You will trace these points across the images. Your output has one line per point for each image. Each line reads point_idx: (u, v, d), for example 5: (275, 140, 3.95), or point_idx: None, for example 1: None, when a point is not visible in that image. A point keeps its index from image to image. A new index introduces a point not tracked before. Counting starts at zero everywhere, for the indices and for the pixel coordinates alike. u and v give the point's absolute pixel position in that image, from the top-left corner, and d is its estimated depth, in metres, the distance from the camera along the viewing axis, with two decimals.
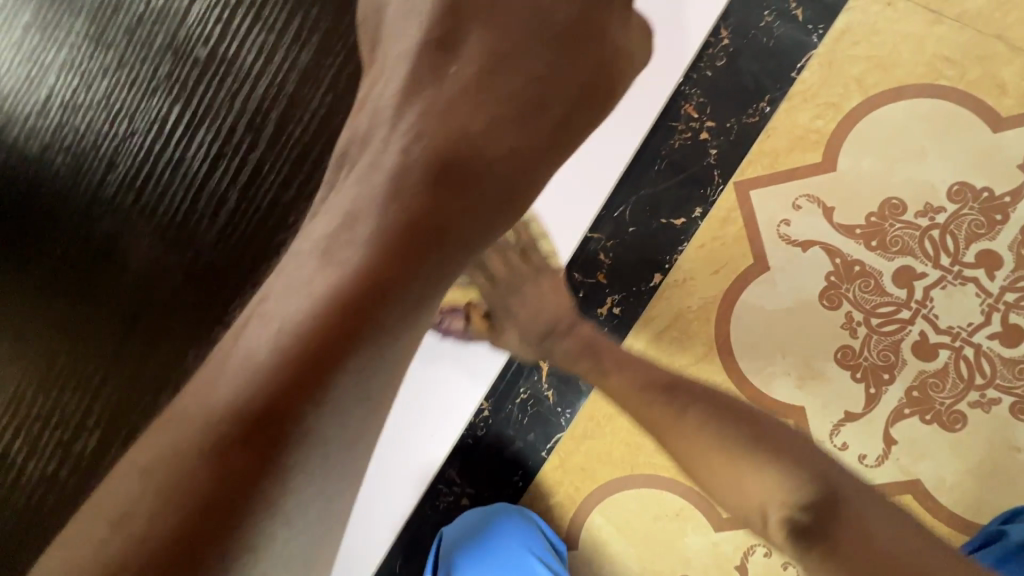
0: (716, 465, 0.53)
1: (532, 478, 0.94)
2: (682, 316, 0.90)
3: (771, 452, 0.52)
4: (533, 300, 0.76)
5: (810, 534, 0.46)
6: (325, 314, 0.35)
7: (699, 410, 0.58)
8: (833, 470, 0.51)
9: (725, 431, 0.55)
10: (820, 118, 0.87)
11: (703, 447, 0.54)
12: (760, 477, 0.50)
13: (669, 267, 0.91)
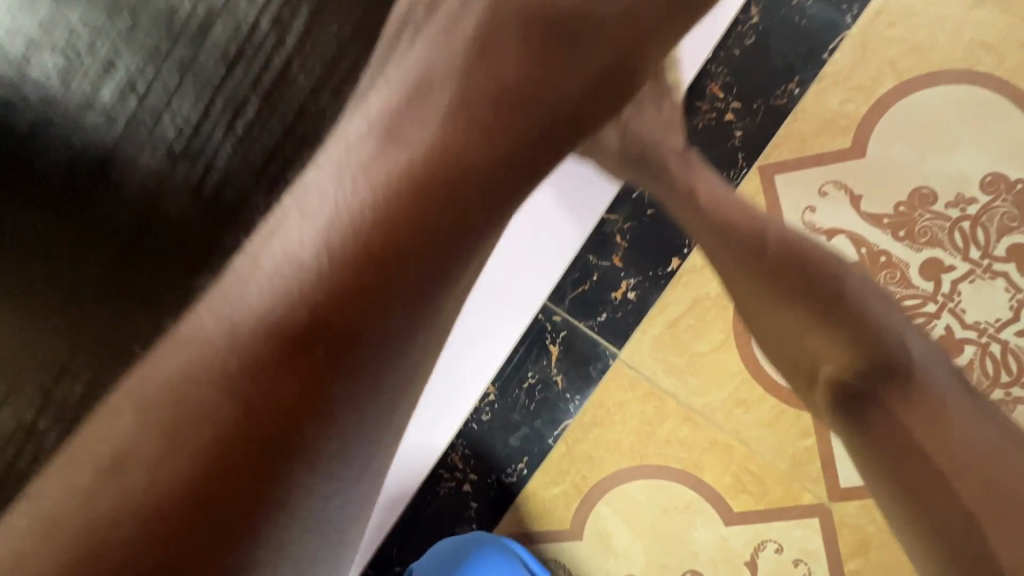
0: (786, 329, 0.63)
1: (537, 465, 0.91)
2: (699, 302, 0.87)
3: (839, 324, 0.60)
4: (648, 121, 0.75)
5: (855, 397, 0.56)
6: (453, 163, 0.42)
7: (773, 281, 0.64)
8: (897, 344, 0.58)
9: (800, 299, 0.62)
10: (850, 102, 0.84)
11: (775, 311, 0.64)
12: (823, 338, 0.60)
13: (688, 251, 0.87)
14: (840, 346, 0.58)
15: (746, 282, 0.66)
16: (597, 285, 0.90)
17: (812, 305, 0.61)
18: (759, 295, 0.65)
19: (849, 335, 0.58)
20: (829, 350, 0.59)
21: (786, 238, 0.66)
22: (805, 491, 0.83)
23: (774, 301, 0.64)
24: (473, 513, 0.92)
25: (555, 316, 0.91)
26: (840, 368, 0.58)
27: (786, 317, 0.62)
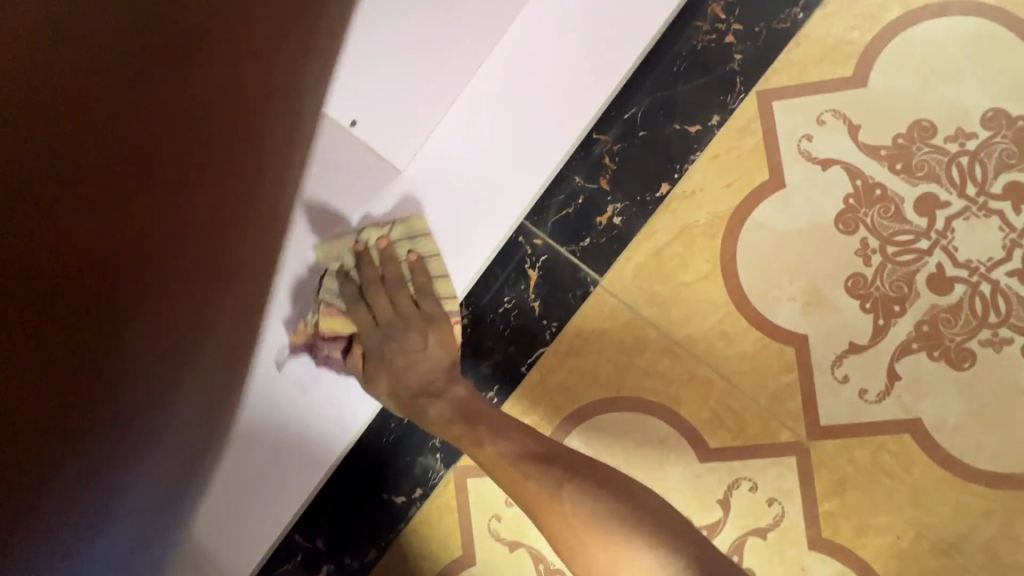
0: (592, 544, 0.62)
1: (508, 394, 0.86)
2: (687, 231, 0.83)
3: (631, 525, 0.63)
4: (407, 356, 0.77)
5: None
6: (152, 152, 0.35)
7: (570, 488, 0.66)
8: (713, 559, 0.62)
9: (599, 509, 0.64)
10: (856, 28, 0.81)
11: (578, 526, 0.63)
12: (635, 556, 0.60)
13: (678, 177, 0.84)
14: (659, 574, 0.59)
15: (554, 507, 0.65)
16: (582, 208, 0.86)
17: (627, 514, 0.64)
18: (584, 552, 0.62)
19: (655, 543, 0.61)
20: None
21: (573, 466, 0.68)
22: (784, 428, 0.80)
23: (585, 535, 0.63)
24: (437, 442, 0.87)
25: (535, 240, 0.86)
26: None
27: (597, 549, 0.62)
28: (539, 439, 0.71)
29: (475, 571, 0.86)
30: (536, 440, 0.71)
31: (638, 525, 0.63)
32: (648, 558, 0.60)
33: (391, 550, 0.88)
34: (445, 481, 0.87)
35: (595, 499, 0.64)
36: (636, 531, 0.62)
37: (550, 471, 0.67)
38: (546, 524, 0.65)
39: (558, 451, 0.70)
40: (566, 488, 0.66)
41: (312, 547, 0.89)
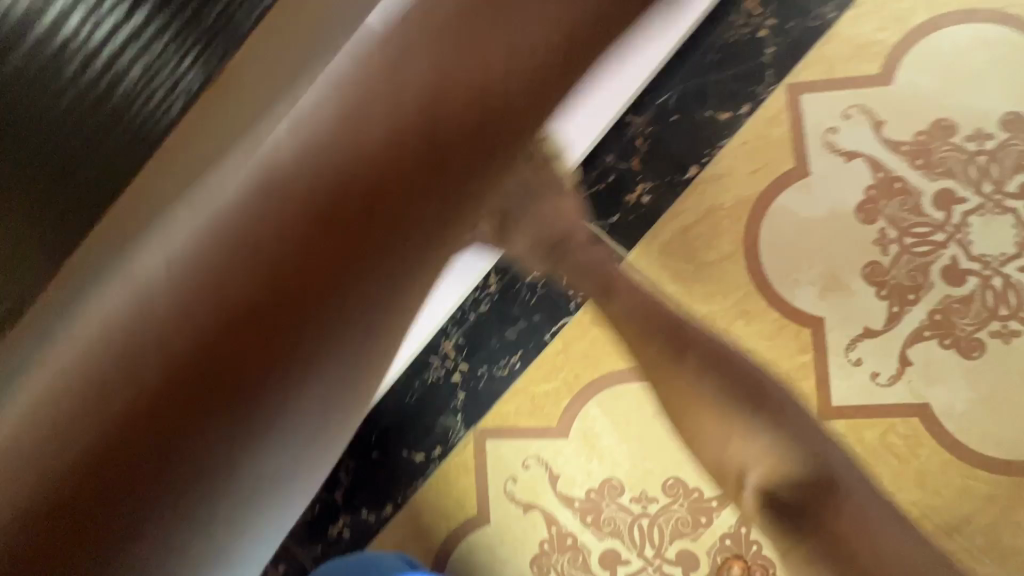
0: (706, 420, 0.62)
1: (531, 360, 0.89)
2: (713, 212, 0.87)
3: (755, 407, 0.61)
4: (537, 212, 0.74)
5: (794, 509, 0.57)
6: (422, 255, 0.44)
7: (698, 355, 0.65)
8: (830, 448, 0.61)
9: (724, 380, 0.63)
10: (884, 30, 0.85)
11: (699, 396, 0.62)
12: (754, 438, 0.59)
13: (707, 161, 0.87)
14: (769, 459, 0.58)
15: (672, 368, 0.66)
16: (612, 187, 0.89)
17: (747, 400, 0.61)
18: (696, 418, 0.63)
19: (777, 424, 0.60)
20: (753, 458, 0.59)
21: (704, 343, 0.67)
22: None
23: (699, 405, 0.62)
24: (459, 403, 0.90)
25: None
26: (766, 475, 0.58)
27: (711, 418, 0.61)
28: (667, 318, 0.70)
29: (488, 531, 0.88)
30: (653, 310, 0.72)
31: (757, 406, 0.61)
32: (766, 441, 0.58)
33: (406, 506, 0.91)
34: (464, 442, 0.90)
35: (724, 375, 0.63)
36: (754, 410, 0.61)
37: (676, 345, 0.66)
38: (664, 389, 0.66)
39: (683, 328, 0.68)
40: (692, 357, 0.65)
41: (329, 499, 0.92)
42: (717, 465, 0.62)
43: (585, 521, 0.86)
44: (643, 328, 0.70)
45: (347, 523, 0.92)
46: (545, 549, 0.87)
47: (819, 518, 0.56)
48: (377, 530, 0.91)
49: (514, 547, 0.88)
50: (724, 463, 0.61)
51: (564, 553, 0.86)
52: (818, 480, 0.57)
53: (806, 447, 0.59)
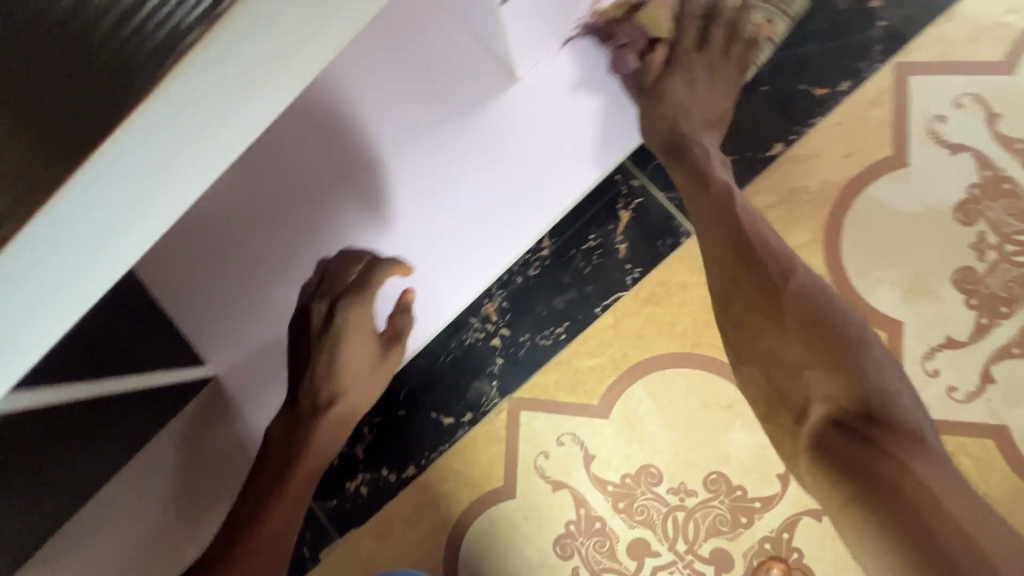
0: (781, 353, 0.59)
1: (577, 332, 0.84)
2: (794, 195, 0.80)
3: (839, 352, 0.57)
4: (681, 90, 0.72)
5: (866, 446, 0.52)
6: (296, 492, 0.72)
7: (786, 289, 0.61)
8: (906, 407, 0.56)
9: (816, 325, 0.59)
10: (1014, 12, 0.76)
11: (781, 327, 0.60)
12: (831, 377, 0.56)
13: (794, 138, 0.80)
14: (842, 391, 0.56)
15: (758, 298, 0.62)
16: None
17: (827, 345, 0.58)
18: (773, 339, 0.60)
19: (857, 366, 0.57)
20: (828, 391, 0.56)
21: (809, 278, 0.63)
22: None
23: (782, 326, 0.60)
24: (496, 369, 0.85)
25: (633, 180, 0.83)
26: (834, 405, 0.56)
27: (795, 335, 0.59)
28: (777, 244, 0.65)
29: (512, 505, 0.84)
30: (757, 239, 0.64)
31: (838, 350, 0.57)
32: (833, 380, 0.56)
33: (428, 469, 0.87)
34: (497, 410, 0.85)
35: (820, 306, 0.60)
36: (833, 350, 0.57)
37: (760, 279, 0.62)
38: (745, 296, 0.63)
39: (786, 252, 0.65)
40: (794, 284, 0.61)
41: (350, 454, 0.88)
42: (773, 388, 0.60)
43: (616, 507, 0.81)
44: (734, 257, 0.65)
45: (365, 480, 0.88)
46: (571, 531, 0.82)
47: (899, 460, 0.51)
48: (397, 491, 0.87)
49: (537, 525, 0.83)
50: (789, 389, 0.59)
51: (590, 537, 0.82)
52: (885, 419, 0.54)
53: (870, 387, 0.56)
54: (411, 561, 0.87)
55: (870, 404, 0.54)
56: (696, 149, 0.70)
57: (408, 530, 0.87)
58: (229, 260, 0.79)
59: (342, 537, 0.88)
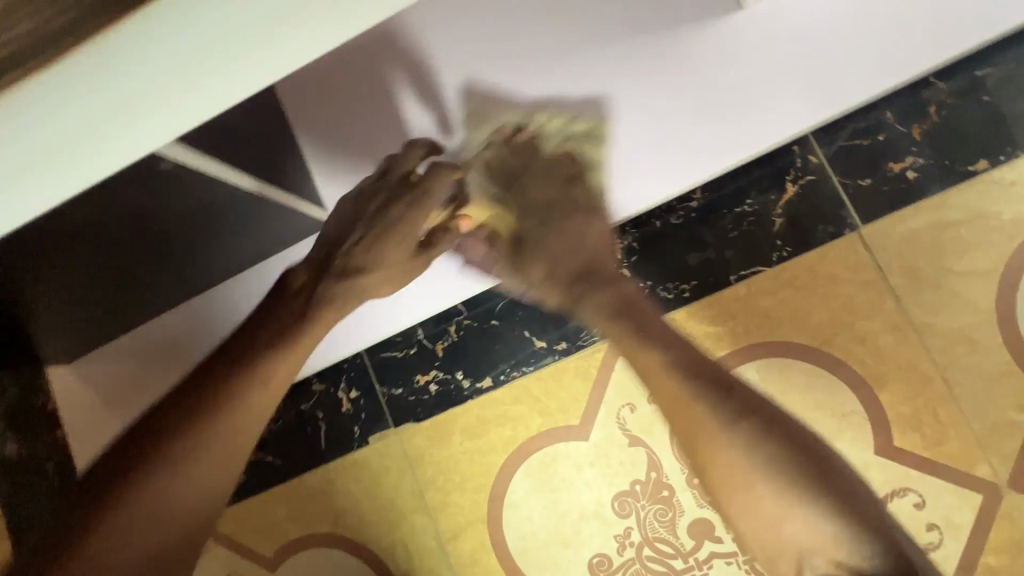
0: (732, 491, 0.56)
1: (702, 295, 0.79)
2: (984, 219, 0.73)
3: (808, 487, 0.54)
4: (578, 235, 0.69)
5: None
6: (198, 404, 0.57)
7: (743, 426, 0.57)
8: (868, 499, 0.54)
9: (773, 459, 0.55)
10: None
11: (737, 467, 0.56)
12: (801, 512, 0.53)
13: (1003, 159, 0.73)
14: (818, 537, 0.52)
15: (710, 429, 0.58)
16: (878, 148, 0.76)
17: (781, 473, 0.55)
18: (748, 499, 0.55)
19: (848, 515, 0.52)
20: (806, 537, 0.53)
21: (761, 408, 0.59)
22: (984, 462, 0.71)
23: (741, 474, 0.56)
24: None
25: (810, 156, 0.77)
26: (832, 559, 0.51)
27: (764, 496, 0.55)
28: (703, 366, 0.62)
29: (581, 448, 0.80)
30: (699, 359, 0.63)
31: (806, 475, 0.54)
32: (812, 519, 0.53)
33: (504, 386, 0.83)
34: (595, 348, 0.81)
35: (778, 450, 0.56)
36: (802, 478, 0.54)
37: (722, 396, 0.59)
38: (695, 450, 0.59)
39: (736, 383, 0.61)
40: (746, 424, 0.57)
41: (429, 348, 0.85)
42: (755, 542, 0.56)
43: (690, 481, 0.78)
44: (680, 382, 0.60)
45: (436, 378, 0.85)
46: (635, 491, 0.79)
47: None
48: (466, 399, 0.84)
49: (601, 474, 0.79)
50: (774, 542, 0.54)
51: (653, 503, 0.78)
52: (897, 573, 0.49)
53: (857, 516, 0.53)
54: (461, 472, 0.83)
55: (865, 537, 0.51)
56: (600, 297, 0.67)
57: (466, 441, 0.83)
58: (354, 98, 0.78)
59: (397, 427, 0.85)
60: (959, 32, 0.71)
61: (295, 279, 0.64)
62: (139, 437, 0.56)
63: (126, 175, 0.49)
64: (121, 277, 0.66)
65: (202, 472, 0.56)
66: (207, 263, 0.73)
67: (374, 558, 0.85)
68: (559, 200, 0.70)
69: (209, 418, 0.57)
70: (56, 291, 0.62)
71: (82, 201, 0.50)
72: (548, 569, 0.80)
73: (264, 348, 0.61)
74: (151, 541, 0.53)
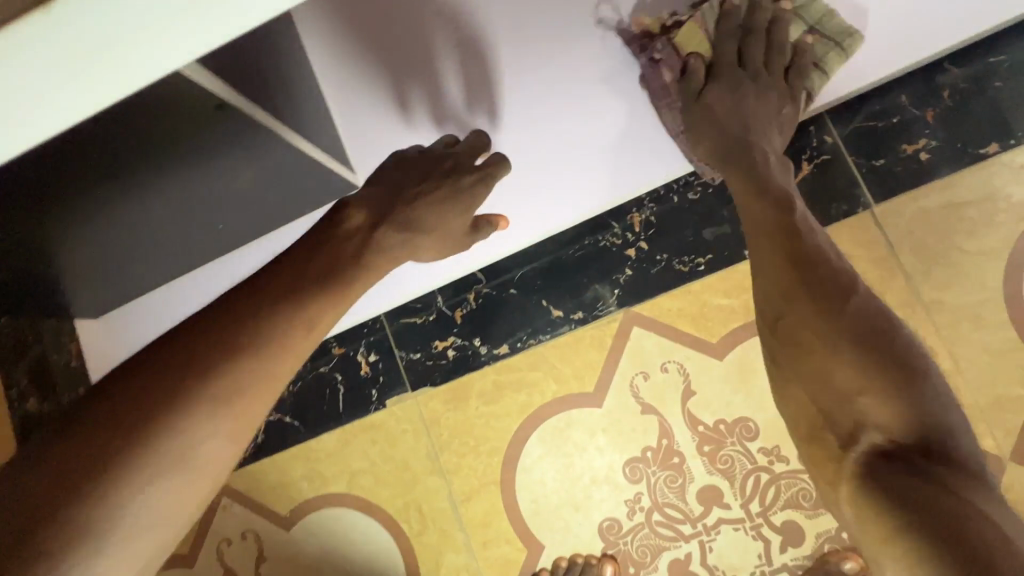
0: (809, 357, 0.54)
1: (717, 268, 0.81)
2: (993, 200, 0.76)
3: (894, 378, 0.51)
4: (753, 103, 0.68)
5: (909, 469, 0.47)
6: (217, 343, 0.47)
7: (852, 307, 0.54)
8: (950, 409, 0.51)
9: (864, 339, 0.52)
10: None
11: (827, 334, 0.53)
12: (876, 395, 0.51)
13: (1013, 143, 0.76)
14: (889, 416, 0.50)
15: (814, 305, 0.54)
16: (892, 130, 0.78)
17: (871, 356, 0.51)
18: (823, 368, 0.53)
19: (919, 404, 0.50)
20: (880, 417, 0.50)
21: (867, 302, 0.54)
22: (988, 436, 0.73)
23: (828, 343, 0.53)
24: (622, 279, 0.83)
25: (825, 137, 0.79)
26: (886, 432, 0.50)
27: (846, 371, 0.52)
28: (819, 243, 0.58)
29: (595, 414, 0.82)
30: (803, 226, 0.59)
31: (884, 362, 0.51)
32: (888, 397, 0.50)
33: (521, 352, 0.85)
34: (610, 318, 0.83)
35: (868, 330, 0.52)
36: (886, 365, 0.51)
37: (830, 281, 0.55)
38: (786, 322, 0.56)
39: (842, 269, 0.56)
40: (849, 306, 0.54)
41: (447, 315, 0.87)
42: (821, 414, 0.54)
43: (701, 449, 0.80)
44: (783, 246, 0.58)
45: (454, 344, 0.86)
46: (646, 457, 0.81)
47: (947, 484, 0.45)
48: (483, 364, 0.86)
49: (614, 440, 0.81)
50: (837, 411, 0.53)
51: (664, 469, 0.80)
52: (937, 453, 0.48)
53: (928, 414, 0.50)
54: (476, 435, 0.85)
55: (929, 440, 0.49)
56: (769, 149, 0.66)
57: (482, 406, 0.85)
58: (394, 62, 0.80)
59: (414, 391, 0.87)
60: (969, 17, 0.73)
61: (353, 218, 0.59)
62: (127, 395, 0.43)
63: (187, 114, 0.51)
64: (141, 228, 0.66)
65: (213, 450, 0.45)
66: (243, 223, 0.75)
67: (387, 517, 0.86)
68: (756, 78, 0.69)
69: (232, 365, 0.46)
70: (101, 233, 0.64)
71: (145, 138, 0.52)
72: (559, 532, 0.82)
73: (295, 281, 0.52)
74: (139, 544, 0.41)
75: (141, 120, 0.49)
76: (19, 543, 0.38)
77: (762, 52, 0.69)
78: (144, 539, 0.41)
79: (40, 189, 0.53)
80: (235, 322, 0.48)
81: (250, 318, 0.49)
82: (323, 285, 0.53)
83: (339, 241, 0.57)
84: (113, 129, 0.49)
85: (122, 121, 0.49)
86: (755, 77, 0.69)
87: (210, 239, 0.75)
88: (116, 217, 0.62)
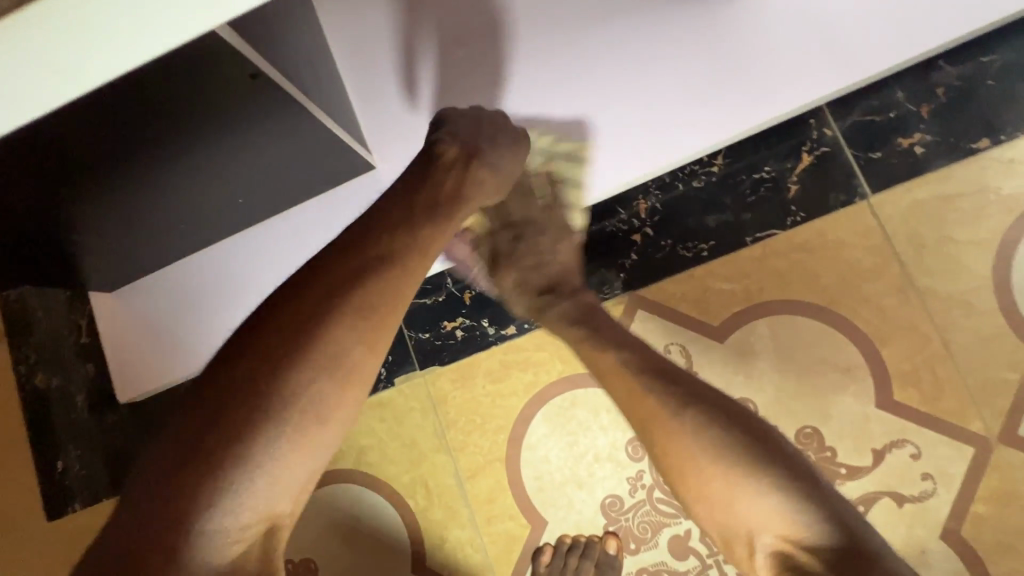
0: (686, 472, 0.54)
1: (720, 254, 0.84)
2: (984, 193, 0.79)
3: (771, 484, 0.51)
4: (537, 248, 0.77)
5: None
6: (288, 346, 0.46)
7: (698, 413, 0.55)
8: (840, 500, 0.51)
9: (730, 444, 0.53)
10: None
11: (688, 451, 0.54)
12: (759, 499, 0.51)
13: (1004, 139, 0.79)
14: (779, 522, 0.50)
15: (668, 425, 0.56)
16: (889, 124, 0.81)
17: (733, 466, 0.52)
18: (700, 485, 0.54)
19: (812, 506, 0.50)
20: (771, 522, 0.50)
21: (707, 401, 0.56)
22: (977, 418, 0.76)
23: (699, 459, 0.53)
24: (627, 263, 0.86)
25: (825, 129, 0.83)
26: (784, 537, 0.50)
27: (718, 483, 0.53)
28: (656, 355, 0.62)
29: (599, 394, 0.85)
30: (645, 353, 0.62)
31: (751, 462, 0.52)
32: (774, 502, 0.50)
33: (527, 334, 0.87)
34: (615, 301, 0.86)
35: (728, 440, 0.53)
36: (755, 467, 0.52)
37: (675, 391, 0.57)
38: (652, 440, 0.57)
39: (689, 377, 0.59)
40: (690, 413, 0.55)
41: (456, 296, 0.89)
42: (720, 525, 0.54)
43: None
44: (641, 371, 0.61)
45: (462, 325, 0.88)
46: None
47: None
48: (490, 345, 0.88)
49: (617, 420, 0.84)
50: (730, 524, 0.53)
51: None
52: (847, 559, 0.47)
53: (833, 514, 0.50)
54: (482, 414, 0.87)
55: (839, 542, 0.48)
56: (560, 308, 0.74)
57: (488, 386, 0.87)
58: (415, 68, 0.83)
59: (421, 370, 0.89)
60: (958, 18, 0.76)
61: (445, 151, 0.62)
62: (247, 362, 0.45)
63: (220, 83, 0.54)
64: (163, 204, 0.69)
65: (360, 360, 0.48)
66: (261, 198, 0.77)
67: (393, 494, 0.88)
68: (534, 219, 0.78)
69: (370, 284, 0.50)
70: (124, 204, 0.66)
71: (177, 106, 0.54)
72: (562, 508, 0.84)
73: (406, 214, 0.56)
74: (302, 458, 0.45)
75: (176, 86, 0.51)
76: (219, 423, 0.43)
77: (520, 210, 0.78)
78: (317, 435, 0.45)
79: (73, 153, 0.55)
80: (300, 319, 0.47)
81: (318, 310, 0.48)
82: (428, 222, 0.57)
83: (436, 171, 0.61)
84: (150, 94, 0.51)
85: (157, 90, 0.51)
86: (517, 261, 0.77)
87: (231, 215, 0.78)
88: (141, 191, 0.65)
